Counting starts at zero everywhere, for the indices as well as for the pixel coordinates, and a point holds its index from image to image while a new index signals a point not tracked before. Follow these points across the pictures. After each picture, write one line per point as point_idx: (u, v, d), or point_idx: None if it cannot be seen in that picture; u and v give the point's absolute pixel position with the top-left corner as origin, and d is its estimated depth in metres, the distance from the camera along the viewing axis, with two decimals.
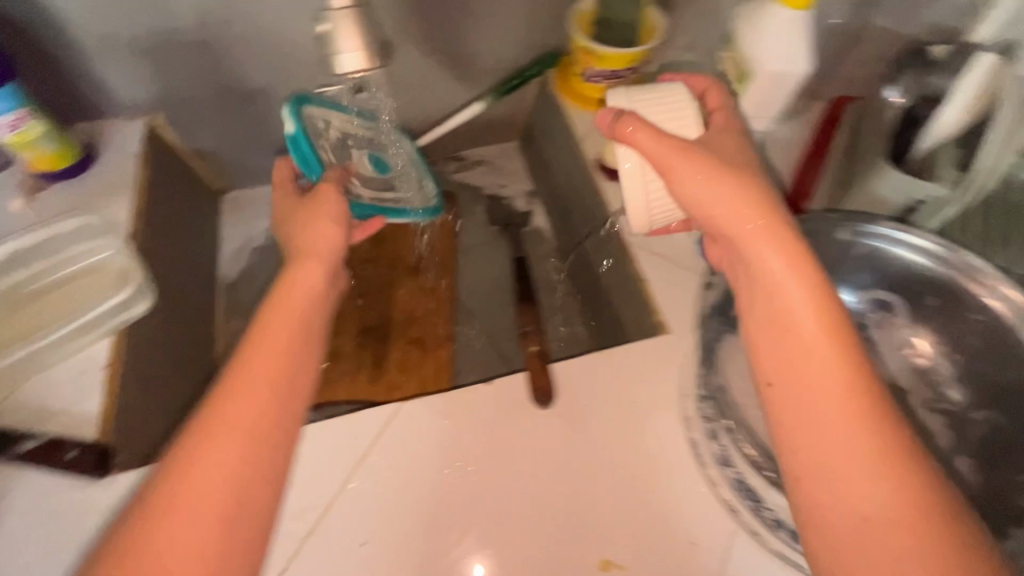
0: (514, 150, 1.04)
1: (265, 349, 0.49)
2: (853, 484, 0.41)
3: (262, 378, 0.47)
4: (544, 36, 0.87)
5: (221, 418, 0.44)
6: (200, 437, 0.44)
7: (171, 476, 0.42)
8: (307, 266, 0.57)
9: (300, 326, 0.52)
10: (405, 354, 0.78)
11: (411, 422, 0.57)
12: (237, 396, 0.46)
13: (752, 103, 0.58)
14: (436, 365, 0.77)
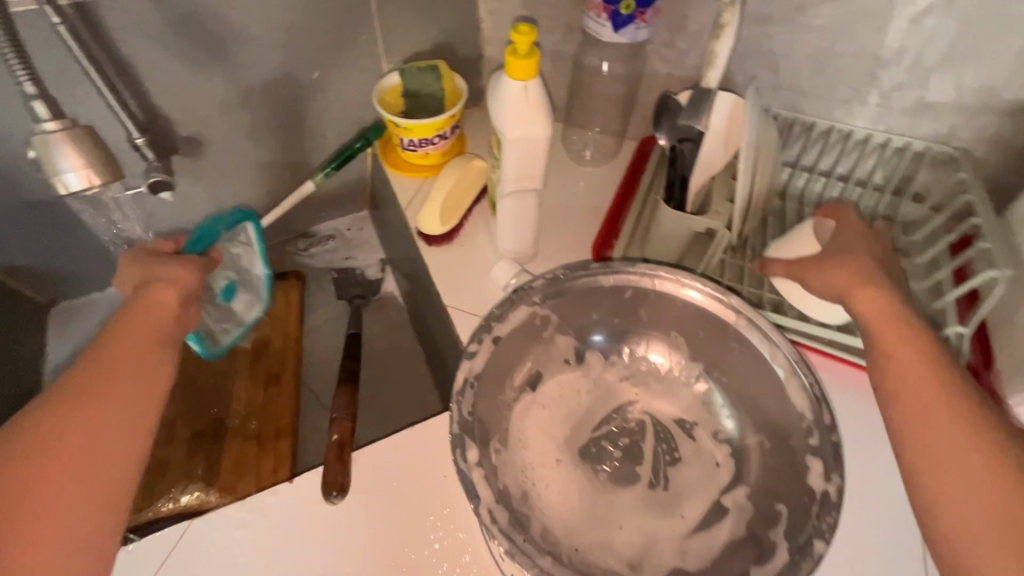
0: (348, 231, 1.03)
1: (109, 373, 0.50)
2: (947, 470, 0.46)
3: (107, 393, 0.49)
4: (361, 111, 0.89)
5: (49, 451, 0.45)
6: (38, 456, 0.45)
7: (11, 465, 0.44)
8: (161, 292, 0.57)
9: (153, 352, 0.53)
10: (242, 450, 0.75)
11: (200, 535, 0.54)
12: (73, 409, 0.47)
13: (512, 166, 0.60)
14: (260, 451, 0.75)
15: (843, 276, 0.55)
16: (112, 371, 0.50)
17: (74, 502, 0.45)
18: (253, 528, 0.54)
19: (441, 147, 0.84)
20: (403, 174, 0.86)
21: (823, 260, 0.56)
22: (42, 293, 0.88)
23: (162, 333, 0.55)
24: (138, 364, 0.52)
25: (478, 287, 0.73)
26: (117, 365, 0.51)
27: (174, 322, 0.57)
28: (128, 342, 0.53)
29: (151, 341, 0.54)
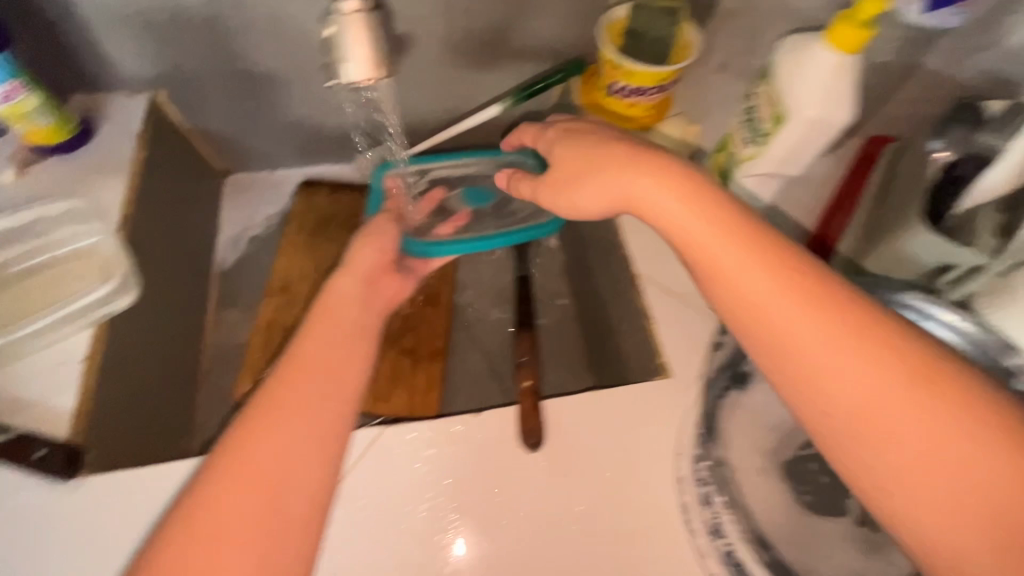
0: None
1: (296, 381, 0.50)
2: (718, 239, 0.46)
3: (292, 409, 0.49)
4: (570, 41, 0.82)
5: (239, 466, 0.45)
6: (236, 468, 0.45)
7: (213, 477, 0.45)
8: (344, 284, 0.59)
9: (333, 359, 0.53)
10: (398, 362, 0.76)
11: (393, 444, 0.55)
12: (265, 425, 0.47)
13: (782, 150, 0.53)
14: (422, 381, 0.75)
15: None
16: (295, 384, 0.50)
17: (253, 524, 0.44)
18: (440, 450, 0.55)
19: (652, 99, 0.77)
20: (601, 121, 0.81)
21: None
22: (222, 162, 0.89)
23: (345, 336, 0.55)
24: (317, 375, 0.51)
25: (669, 260, 0.69)
26: (302, 373, 0.51)
27: (357, 327, 0.56)
28: (316, 350, 0.53)
29: (334, 346, 0.54)
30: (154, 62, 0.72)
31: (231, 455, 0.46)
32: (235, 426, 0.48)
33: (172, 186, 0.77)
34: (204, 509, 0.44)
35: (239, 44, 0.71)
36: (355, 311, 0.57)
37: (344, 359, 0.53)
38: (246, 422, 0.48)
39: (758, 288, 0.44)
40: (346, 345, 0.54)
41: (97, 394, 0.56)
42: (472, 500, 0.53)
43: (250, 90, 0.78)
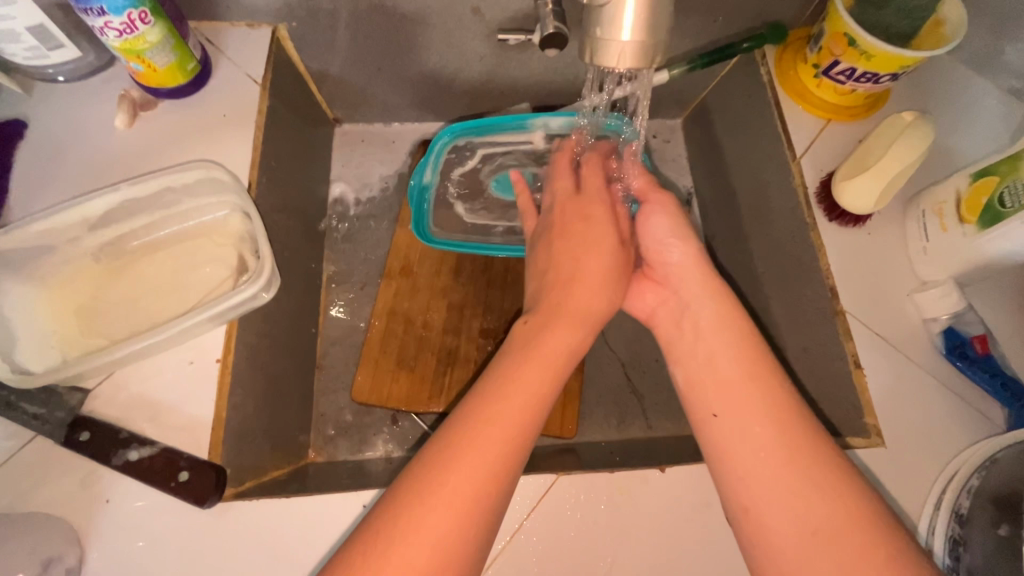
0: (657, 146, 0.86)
1: (512, 400, 0.40)
2: (731, 381, 0.44)
3: (500, 436, 0.38)
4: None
5: (435, 503, 0.35)
6: (436, 494, 0.35)
7: (405, 502, 0.35)
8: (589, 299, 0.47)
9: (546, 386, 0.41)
10: None
11: (566, 493, 0.48)
12: (474, 446, 0.37)
13: None
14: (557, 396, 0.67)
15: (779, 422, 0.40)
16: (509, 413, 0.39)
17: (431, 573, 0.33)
18: (619, 507, 0.48)
19: (877, 88, 0.62)
20: (802, 106, 0.66)
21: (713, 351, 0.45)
22: (334, 110, 0.78)
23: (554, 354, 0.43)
24: (531, 406, 0.40)
25: (880, 295, 0.58)
26: (511, 398, 0.40)
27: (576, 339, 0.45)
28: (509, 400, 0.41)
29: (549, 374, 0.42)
30: None
31: (432, 475, 0.36)
32: (438, 438, 0.38)
33: (290, 140, 0.67)
34: (395, 538, 0.34)
35: None
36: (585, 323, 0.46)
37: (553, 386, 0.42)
38: (452, 438, 0.38)
39: (755, 433, 0.41)
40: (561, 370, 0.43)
41: (233, 401, 0.49)
42: (656, 572, 0.47)
43: (385, 32, 0.65)
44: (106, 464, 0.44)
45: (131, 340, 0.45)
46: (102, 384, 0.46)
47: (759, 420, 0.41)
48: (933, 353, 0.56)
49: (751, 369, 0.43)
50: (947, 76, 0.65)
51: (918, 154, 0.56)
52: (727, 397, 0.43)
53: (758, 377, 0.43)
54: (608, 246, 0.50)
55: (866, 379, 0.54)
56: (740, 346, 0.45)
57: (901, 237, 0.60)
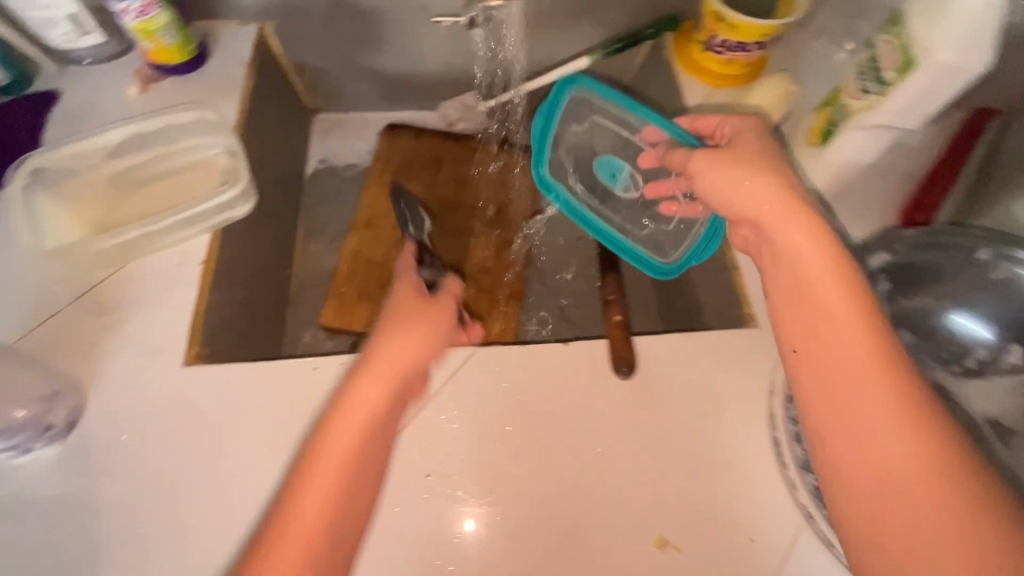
0: None
1: (383, 368, 0.49)
2: (887, 420, 0.40)
3: (358, 417, 0.47)
4: None
5: (303, 490, 0.43)
6: (302, 495, 0.43)
7: (282, 506, 0.43)
8: (407, 288, 0.56)
9: (413, 351, 0.51)
10: (476, 299, 0.78)
11: (487, 360, 0.57)
12: (355, 386, 0.48)
13: (903, 100, 0.53)
14: (497, 321, 0.76)
15: (884, 411, 0.40)
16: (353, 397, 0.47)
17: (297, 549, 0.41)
18: (532, 370, 0.57)
19: (750, 56, 0.76)
20: (695, 76, 0.80)
21: (807, 321, 0.45)
22: (313, 100, 0.92)
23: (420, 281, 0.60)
24: (378, 381, 0.48)
25: None
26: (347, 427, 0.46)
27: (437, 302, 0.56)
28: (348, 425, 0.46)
29: (382, 382, 0.48)
30: None
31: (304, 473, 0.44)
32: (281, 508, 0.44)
33: (274, 115, 0.81)
34: (293, 500, 0.43)
35: None
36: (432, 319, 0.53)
37: (388, 416, 0.48)
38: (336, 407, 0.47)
39: (896, 471, 0.39)
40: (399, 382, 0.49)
41: (213, 296, 0.60)
42: (561, 420, 0.55)
43: (352, 30, 0.80)
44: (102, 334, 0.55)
45: (134, 226, 0.57)
46: (111, 274, 0.58)
47: (870, 411, 0.41)
48: None
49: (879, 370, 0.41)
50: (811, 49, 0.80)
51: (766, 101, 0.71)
52: (814, 364, 0.44)
53: (913, 435, 0.39)
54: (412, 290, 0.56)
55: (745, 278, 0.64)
56: (900, 421, 0.40)
57: None
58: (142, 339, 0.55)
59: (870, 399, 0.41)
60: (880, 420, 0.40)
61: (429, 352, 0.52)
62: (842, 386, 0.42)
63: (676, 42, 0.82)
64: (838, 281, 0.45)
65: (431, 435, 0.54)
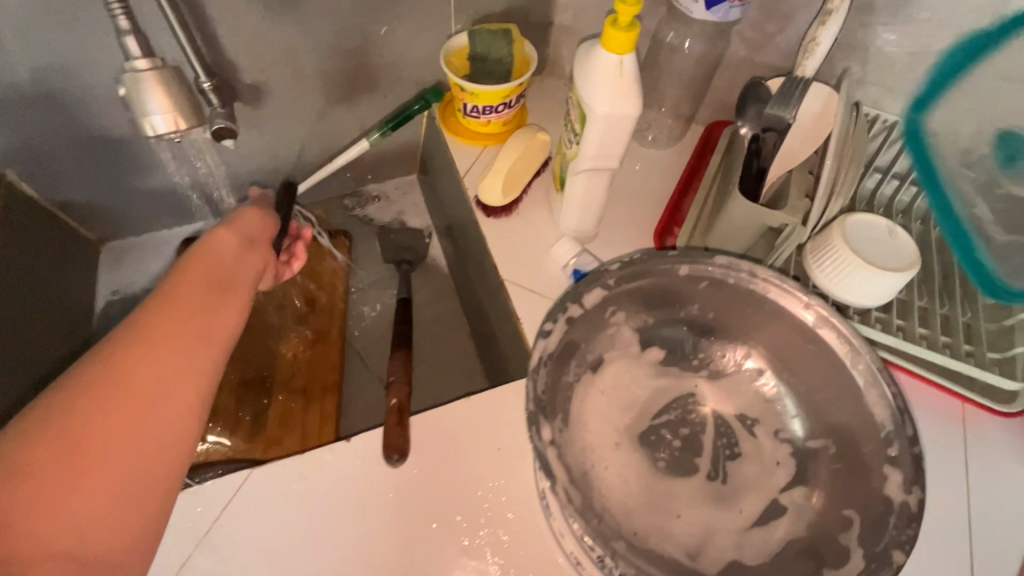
0: (395, 198, 1.03)
1: (168, 315, 0.48)
2: None
3: (159, 367, 0.45)
4: (425, 72, 0.87)
5: (81, 426, 0.40)
6: (55, 443, 0.39)
7: (28, 447, 0.38)
8: (219, 239, 0.58)
9: (194, 331, 0.48)
10: (289, 404, 0.76)
11: (261, 483, 0.55)
12: (130, 354, 0.44)
13: (594, 145, 0.58)
14: (315, 420, 0.75)
15: None
16: (127, 370, 0.43)
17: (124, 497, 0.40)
18: (311, 482, 0.56)
19: (504, 115, 0.82)
20: (463, 139, 0.84)
21: None
22: (94, 231, 0.88)
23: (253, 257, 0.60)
24: (159, 349, 0.46)
25: (534, 261, 0.73)
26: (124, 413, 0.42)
27: (231, 276, 0.55)
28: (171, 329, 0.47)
29: (188, 363, 0.46)
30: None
31: (69, 417, 0.40)
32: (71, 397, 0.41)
33: (38, 261, 0.76)
34: (59, 447, 0.39)
35: (86, 118, 0.72)
36: (225, 268, 0.55)
37: (204, 384, 0.47)
38: (99, 367, 0.43)
39: None
40: (205, 312, 0.50)
41: None
42: (345, 529, 0.54)
43: (109, 159, 0.78)
44: None
45: None
46: None
47: None
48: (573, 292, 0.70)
49: None
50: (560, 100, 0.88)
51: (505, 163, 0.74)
52: None
53: None
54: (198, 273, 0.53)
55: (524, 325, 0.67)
56: None
57: (543, 214, 0.76)
58: None
59: None
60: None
61: (239, 318, 0.52)
62: None
63: (442, 113, 0.87)
64: None
65: None
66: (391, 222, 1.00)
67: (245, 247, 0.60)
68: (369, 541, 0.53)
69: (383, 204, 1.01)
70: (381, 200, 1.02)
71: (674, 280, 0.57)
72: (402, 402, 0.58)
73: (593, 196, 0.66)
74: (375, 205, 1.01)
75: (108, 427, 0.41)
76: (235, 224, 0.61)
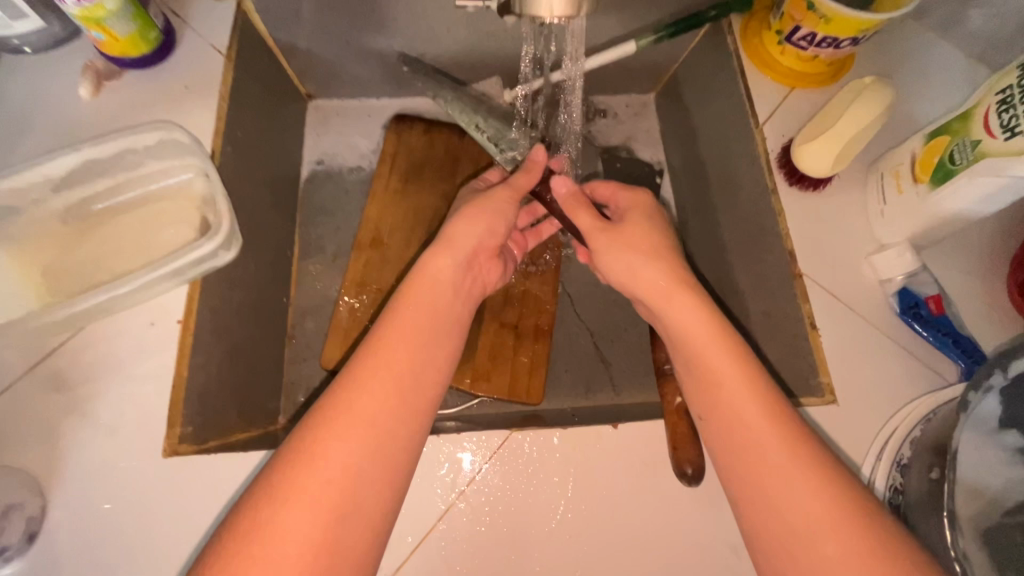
0: (625, 117, 0.86)
1: (382, 364, 0.45)
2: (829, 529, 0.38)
3: (354, 450, 0.41)
4: None
5: (279, 523, 0.38)
6: (255, 501, 0.39)
7: (235, 542, 0.37)
8: (437, 261, 0.53)
9: (393, 403, 0.43)
10: (498, 338, 0.69)
11: (519, 452, 0.49)
12: (330, 433, 0.41)
13: None
14: (524, 365, 0.68)
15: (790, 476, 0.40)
16: (321, 459, 0.40)
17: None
18: (576, 464, 0.49)
19: (840, 53, 0.62)
20: (768, 75, 0.66)
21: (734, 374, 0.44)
22: (306, 84, 0.78)
23: (467, 280, 0.55)
24: (361, 410, 0.42)
25: (844, 260, 0.58)
26: (314, 478, 0.39)
27: (443, 314, 0.50)
28: (376, 384, 0.44)
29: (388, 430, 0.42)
30: None
31: (276, 492, 0.39)
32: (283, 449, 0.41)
33: (262, 113, 0.68)
34: (259, 548, 0.37)
35: None
36: (434, 309, 0.50)
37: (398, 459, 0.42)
38: (304, 450, 0.40)
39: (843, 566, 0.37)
40: (412, 374, 0.45)
41: (195, 362, 0.51)
42: (608, 524, 0.47)
43: (350, 7, 0.65)
44: (63, 414, 0.46)
45: (93, 294, 0.47)
46: (69, 339, 0.48)
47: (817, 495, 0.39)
48: (888, 312, 0.56)
49: (785, 427, 0.42)
50: (908, 45, 0.66)
51: (863, 127, 0.57)
52: (775, 477, 0.41)
53: (842, 519, 0.38)
54: (418, 309, 0.49)
55: (822, 338, 0.55)
56: (822, 494, 0.39)
57: (862, 200, 0.60)
58: (108, 421, 0.46)
59: (810, 470, 0.40)
60: (774, 457, 0.41)
61: (441, 374, 0.47)
62: (793, 450, 0.41)
63: (745, 30, 0.68)
64: (755, 404, 0.43)
65: (460, 544, 0.47)
66: (618, 147, 0.85)
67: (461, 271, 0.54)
68: (626, 548, 0.47)
69: (612, 122, 0.86)
70: (609, 118, 0.86)
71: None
72: (684, 403, 0.49)
73: (974, 204, 0.50)
74: (603, 121, 0.85)
75: (299, 494, 0.39)
76: (454, 241, 0.54)
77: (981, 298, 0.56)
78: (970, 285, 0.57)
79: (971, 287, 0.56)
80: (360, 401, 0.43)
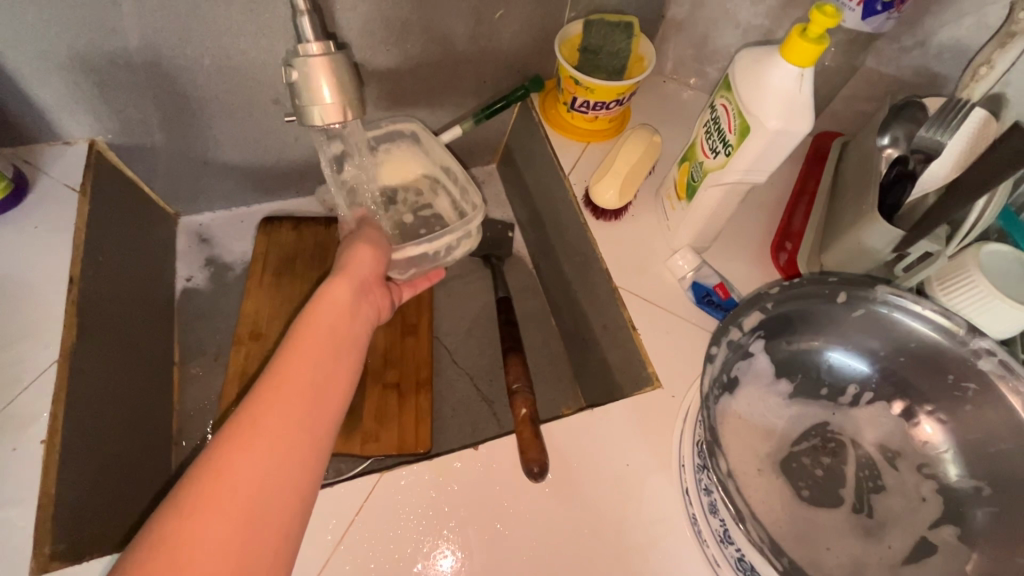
0: (476, 187, 0.99)
1: (289, 373, 0.45)
2: None
3: (262, 456, 0.40)
4: (527, 60, 0.82)
5: (193, 544, 0.36)
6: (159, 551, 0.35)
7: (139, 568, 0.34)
8: (335, 288, 0.53)
9: (303, 415, 0.43)
10: (383, 399, 0.74)
11: (392, 487, 0.54)
12: (240, 445, 0.40)
13: (749, 157, 0.55)
14: (411, 418, 0.73)
15: None
16: (229, 473, 0.39)
17: None
18: (444, 486, 0.54)
19: (613, 113, 0.78)
20: (566, 135, 0.81)
21: None
22: (173, 205, 0.84)
23: (367, 302, 0.56)
24: (276, 429, 0.42)
25: (649, 272, 0.70)
26: (224, 491, 0.38)
27: (344, 338, 0.50)
28: (290, 386, 0.44)
29: (300, 435, 0.42)
30: (93, 118, 0.66)
31: (184, 514, 0.37)
32: (186, 477, 0.38)
33: (127, 236, 0.73)
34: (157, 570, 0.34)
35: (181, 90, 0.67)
36: (337, 331, 0.50)
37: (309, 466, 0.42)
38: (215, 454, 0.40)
39: None
40: (316, 395, 0.45)
41: (64, 479, 0.52)
42: (479, 531, 0.53)
43: (199, 134, 0.74)
44: None
45: None
46: None
47: None
48: (689, 304, 0.68)
49: None
50: (665, 100, 0.84)
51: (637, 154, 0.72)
52: None
53: None
54: (328, 334, 0.49)
55: (643, 337, 0.65)
56: None
57: (655, 220, 0.74)
58: None
59: None
60: None
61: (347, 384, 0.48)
62: None
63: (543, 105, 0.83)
64: None
65: None
66: None
67: (360, 294, 0.55)
68: (501, 553, 0.52)
69: None
70: None
71: (830, 306, 0.56)
72: (531, 414, 0.57)
73: (720, 212, 0.64)
74: None
75: (207, 504, 0.37)
76: (350, 269, 0.56)
77: (757, 279, 0.70)
78: (746, 271, 0.70)
79: (748, 273, 0.70)
80: (279, 397, 0.43)
